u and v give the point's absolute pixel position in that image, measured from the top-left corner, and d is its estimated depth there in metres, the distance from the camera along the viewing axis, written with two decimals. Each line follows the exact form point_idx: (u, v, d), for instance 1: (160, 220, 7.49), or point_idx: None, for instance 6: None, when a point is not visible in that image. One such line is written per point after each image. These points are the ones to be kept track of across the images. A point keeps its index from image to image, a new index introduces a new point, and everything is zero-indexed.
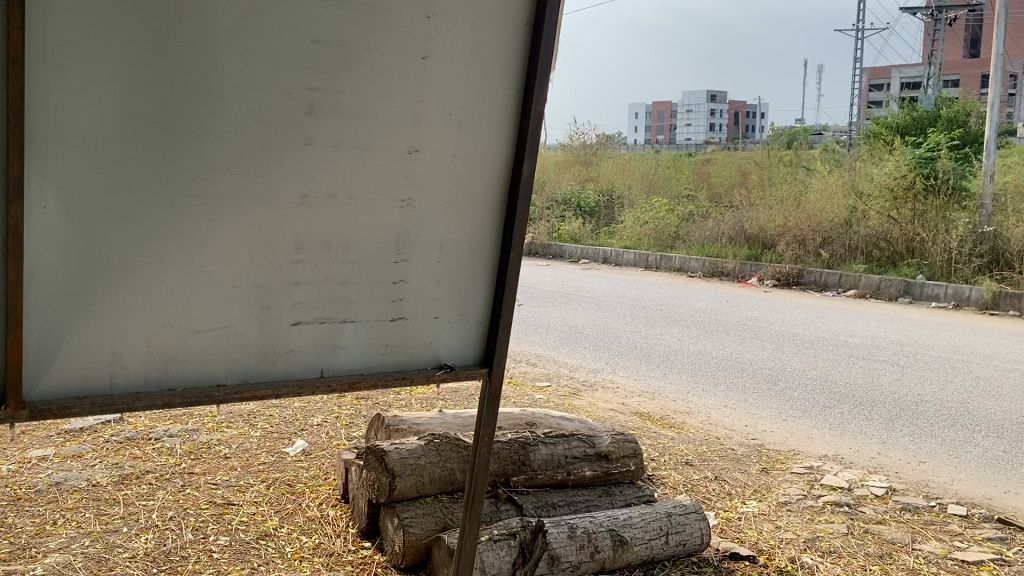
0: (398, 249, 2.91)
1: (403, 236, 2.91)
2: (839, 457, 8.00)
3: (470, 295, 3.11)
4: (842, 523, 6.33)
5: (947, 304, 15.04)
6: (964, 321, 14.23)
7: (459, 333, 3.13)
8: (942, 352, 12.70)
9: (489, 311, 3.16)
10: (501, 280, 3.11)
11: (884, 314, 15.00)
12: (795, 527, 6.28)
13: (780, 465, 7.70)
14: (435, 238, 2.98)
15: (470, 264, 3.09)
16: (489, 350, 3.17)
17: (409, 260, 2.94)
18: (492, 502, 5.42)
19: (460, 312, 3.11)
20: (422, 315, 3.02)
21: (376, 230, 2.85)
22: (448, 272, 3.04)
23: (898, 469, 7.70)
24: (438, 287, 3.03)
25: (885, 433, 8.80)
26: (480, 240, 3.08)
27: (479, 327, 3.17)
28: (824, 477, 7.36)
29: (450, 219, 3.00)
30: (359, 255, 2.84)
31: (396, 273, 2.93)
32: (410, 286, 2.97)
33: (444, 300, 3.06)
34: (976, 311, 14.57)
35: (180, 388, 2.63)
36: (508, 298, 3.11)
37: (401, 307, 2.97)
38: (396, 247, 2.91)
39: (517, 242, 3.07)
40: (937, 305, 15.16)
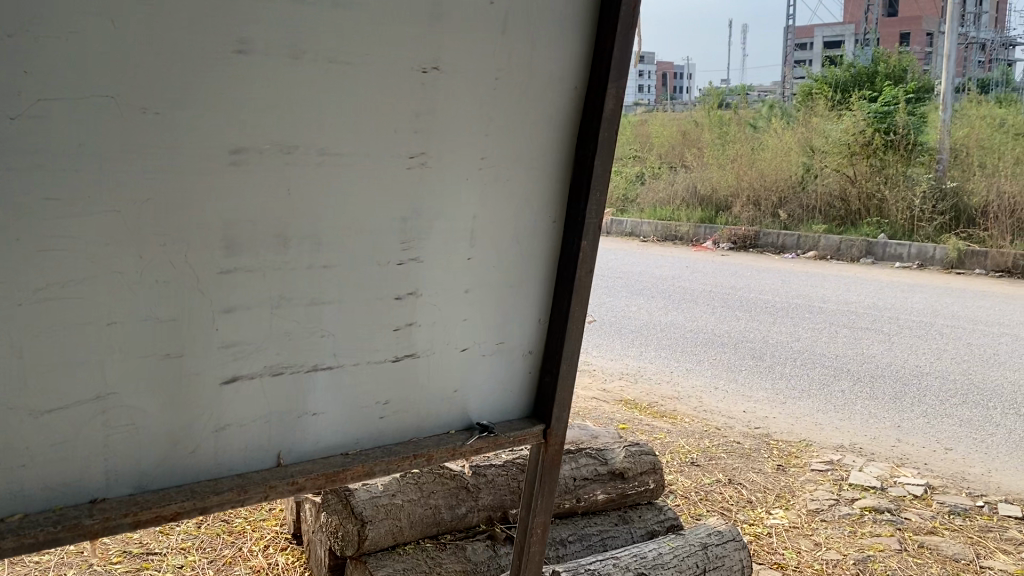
0: (406, 244, 1.71)
1: (417, 219, 1.71)
2: (854, 446, 7.06)
3: (516, 313, 1.94)
4: (892, 536, 5.38)
5: (911, 265, 13.27)
6: (933, 282, 12.49)
7: (498, 373, 1.95)
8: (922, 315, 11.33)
9: (542, 334, 1.99)
10: (564, 287, 1.94)
11: (854, 270, 13.50)
12: (837, 545, 5.30)
13: (797, 462, 6.67)
14: (465, 220, 1.78)
15: (517, 262, 1.89)
16: (542, 396, 2.01)
17: (423, 258, 1.74)
18: (486, 546, 3.68)
19: (502, 339, 1.93)
20: (441, 348, 1.83)
21: (369, 211, 1.64)
22: (483, 276, 1.85)
23: (926, 460, 6.80)
24: (470, 302, 1.84)
25: (896, 415, 7.91)
26: (532, 222, 1.89)
27: (528, 361, 1.99)
28: (852, 474, 6.40)
29: (490, 190, 1.79)
30: (341, 255, 1.63)
31: (405, 284, 1.73)
32: (424, 302, 1.77)
33: (476, 322, 1.87)
34: (940, 271, 12.85)
35: (18, 519, 1.40)
36: (575, 313, 1.96)
37: (409, 336, 1.77)
38: (403, 239, 1.70)
39: (591, 227, 1.90)
40: (899, 266, 13.38)
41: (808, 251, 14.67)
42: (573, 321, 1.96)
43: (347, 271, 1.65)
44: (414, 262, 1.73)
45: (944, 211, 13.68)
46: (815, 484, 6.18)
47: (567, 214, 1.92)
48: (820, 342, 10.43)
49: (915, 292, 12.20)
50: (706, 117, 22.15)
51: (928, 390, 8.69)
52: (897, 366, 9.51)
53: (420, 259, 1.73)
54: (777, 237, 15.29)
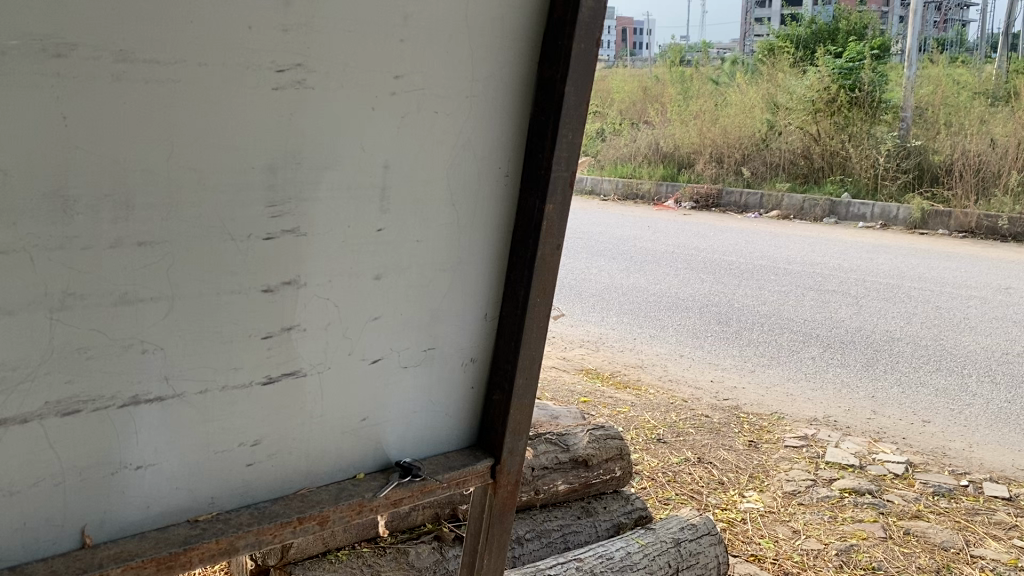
0: (280, 212, 1.13)
1: (295, 172, 1.13)
2: (827, 421, 6.54)
3: (452, 308, 1.37)
4: (874, 523, 4.95)
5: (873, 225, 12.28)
6: (898, 243, 11.55)
7: (426, 391, 1.39)
8: (890, 276, 10.40)
9: (489, 333, 1.43)
10: (520, 270, 1.37)
11: (818, 228, 12.52)
12: (816, 532, 4.86)
13: (771, 440, 6.14)
14: (371, 175, 1.20)
15: (451, 235, 1.32)
16: (489, 421, 1.45)
17: (306, 230, 1.16)
18: (431, 549, 2.81)
19: (432, 343, 1.37)
20: (339, 359, 1.26)
21: (213, 158, 1.06)
22: (400, 255, 1.27)
23: (904, 435, 6.33)
24: (383, 293, 1.27)
25: (870, 387, 7.31)
26: (475, 177, 1.31)
27: (468, 372, 1.43)
28: (827, 452, 5.92)
29: (409, 130, 1.21)
30: (169, 227, 1.05)
31: (276, 273, 1.15)
32: (310, 295, 1.19)
33: (393, 323, 1.30)
34: (903, 232, 11.84)
35: None
36: (537, 307, 1.39)
37: (288, 346, 1.20)
38: (272, 206, 1.12)
39: (559, 185, 1.33)
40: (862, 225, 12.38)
41: (770, 211, 13.54)
42: (532, 318, 1.39)
43: (182, 252, 1.07)
44: (290, 238, 1.15)
45: (907, 172, 12.55)
46: (792, 462, 5.70)
47: (526, 166, 1.34)
48: (787, 306, 9.60)
49: (879, 253, 11.19)
50: (667, 74, 21.22)
51: (898, 359, 8.03)
52: (865, 326, 8.90)
53: (300, 233, 1.16)
54: (740, 195, 14.04)
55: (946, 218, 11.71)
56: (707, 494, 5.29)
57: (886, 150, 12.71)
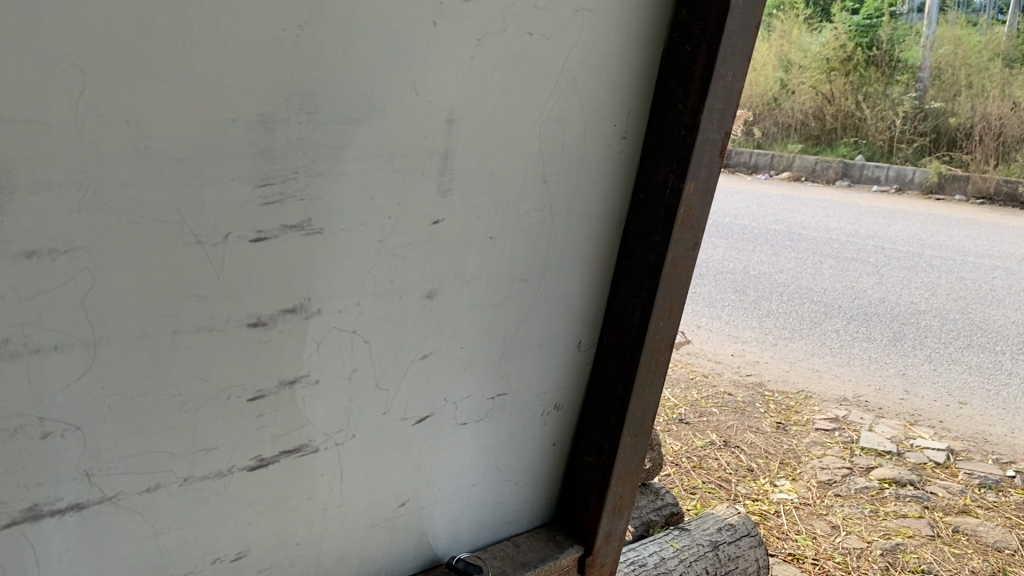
0: (287, 199, 0.68)
1: (312, 131, 0.68)
2: (859, 399, 3.50)
3: (535, 337, 0.92)
4: (920, 519, 2.65)
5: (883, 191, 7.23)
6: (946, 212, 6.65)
7: (487, 455, 0.95)
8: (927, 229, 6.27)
9: (578, 371, 0.98)
10: (637, 281, 0.92)
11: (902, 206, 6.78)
12: (857, 530, 2.59)
13: (802, 420, 3.28)
14: (431, 138, 0.75)
15: (540, 231, 0.87)
16: (576, 491, 1.02)
17: (316, 224, 0.70)
18: None
19: (504, 387, 0.92)
20: (363, 421, 0.81)
21: (172, 106, 0.60)
22: (454, 260, 0.81)
23: (937, 411, 3.43)
24: (438, 319, 0.83)
25: (895, 355, 4.02)
26: (582, 142, 0.86)
27: (548, 426, 0.99)
28: (861, 438, 3.13)
29: (490, 63, 0.75)
30: (98, 228, 0.60)
31: (275, 298, 0.71)
32: (315, 331, 0.74)
33: (449, 362, 0.86)
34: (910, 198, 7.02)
35: None
36: (658, 335, 0.94)
37: (288, 410, 0.75)
38: (270, 189, 0.67)
39: (707, 154, 0.87)
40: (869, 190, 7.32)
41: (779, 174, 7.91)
42: (652, 350, 0.94)
43: (120, 269, 0.62)
44: (297, 245, 0.70)
45: (921, 134, 7.64)
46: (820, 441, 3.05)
47: (656, 125, 0.89)
48: (780, 248, 5.86)
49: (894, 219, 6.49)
50: None
51: (918, 333, 4.32)
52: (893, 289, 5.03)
53: (316, 235, 0.71)
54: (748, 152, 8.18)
55: (968, 182, 6.98)
56: (714, 481, 2.82)
57: (897, 111, 7.79)
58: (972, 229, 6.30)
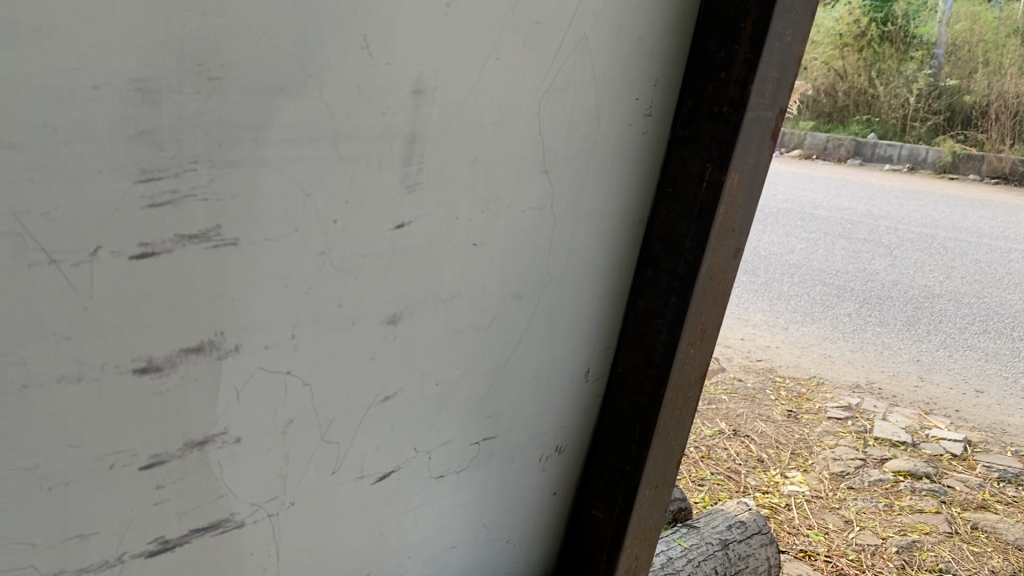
0: (187, 201, 0.49)
1: (222, 107, 0.48)
2: (874, 388, 2.63)
3: (531, 368, 0.73)
4: (938, 515, 1.96)
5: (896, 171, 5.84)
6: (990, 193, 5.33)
7: (470, 511, 0.76)
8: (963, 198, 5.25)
9: (584, 406, 0.79)
10: (661, 297, 0.73)
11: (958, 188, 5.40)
12: (872, 525, 1.90)
13: (811, 406, 2.46)
14: (390, 116, 0.55)
15: (537, 236, 0.67)
16: (581, 548, 0.84)
17: (224, 232, 0.51)
18: None
19: (491, 429, 0.74)
20: (298, 482, 0.62)
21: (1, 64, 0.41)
22: (418, 274, 0.61)
23: (958, 407, 2.55)
24: (405, 350, 0.64)
25: (910, 343, 3.04)
26: (595, 120, 0.66)
27: (547, 472, 0.80)
28: (875, 426, 2.35)
29: (470, 14, 0.56)
30: None
31: (174, 336, 0.52)
32: (224, 373, 0.55)
33: (419, 403, 0.67)
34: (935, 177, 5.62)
35: None
36: (689, 366, 0.75)
37: (199, 474, 0.56)
38: (162, 188, 0.48)
39: (756, 137, 0.67)
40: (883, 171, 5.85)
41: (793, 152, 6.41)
42: (680, 384, 0.75)
43: None
44: (205, 264, 0.51)
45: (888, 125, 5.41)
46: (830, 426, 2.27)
47: (690, 100, 0.69)
48: (791, 228, 4.61)
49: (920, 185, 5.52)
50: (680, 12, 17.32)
51: (938, 322, 3.27)
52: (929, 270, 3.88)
53: (231, 250, 0.52)
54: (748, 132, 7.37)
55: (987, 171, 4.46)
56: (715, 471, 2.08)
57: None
58: (995, 213, 4.99)
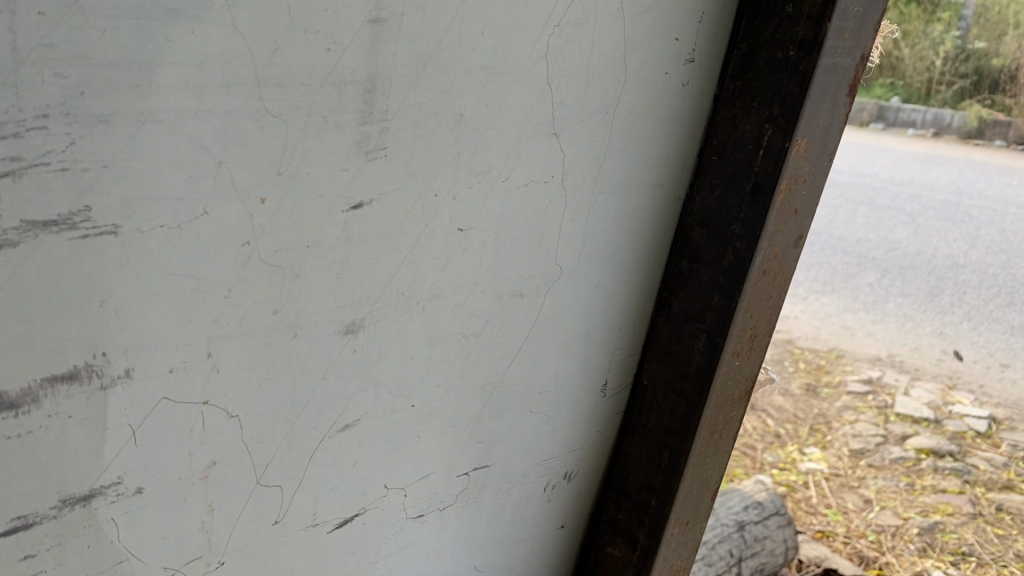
0: (38, 172, 0.34)
1: (83, 38, 0.33)
2: (895, 361, 2.20)
3: (534, 382, 0.58)
4: (962, 496, 1.68)
5: None
6: None
7: (459, 552, 0.62)
8: None
9: (598, 425, 0.65)
10: (701, 296, 0.58)
11: None
12: (892, 505, 1.62)
13: (829, 377, 2.10)
14: (340, 53, 0.40)
15: (542, 217, 0.52)
16: None
17: (98, 218, 0.36)
18: None
19: (484, 455, 0.59)
20: (224, 536, 0.47)
21: None
22: (379, 266, 0.46)
23: (987, 384, 2.11)
24: (368, 366, 0.49)
25: (935, 313, 2.44)
26: (620, 69, 0.50)
27: (554, 502, 0.66)
28: (897, 399, 2.00)
29: None
30: None
31: (33, 359, 0.37)
32: (107, 404, 0.40)
33: (388, 429, 0.52)
34: None
35: None
36: (733, 380, 0.60)
37: (85, 536, 0.42)
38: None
39: (830, 92, 0.52)
40: None
41: None
42: (721, 403, 0.60)
43: None
44: (74, 263, 0.36)
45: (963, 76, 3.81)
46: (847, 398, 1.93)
47: (743, 44, 0.54)
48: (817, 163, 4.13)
49: None
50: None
51: (967, 289, 2.59)
52: (970, 220, 3.06)
53: (111, 242, 0.37)
54: None
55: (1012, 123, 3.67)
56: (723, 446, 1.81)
57: (940, 46, 3.72)
58: None
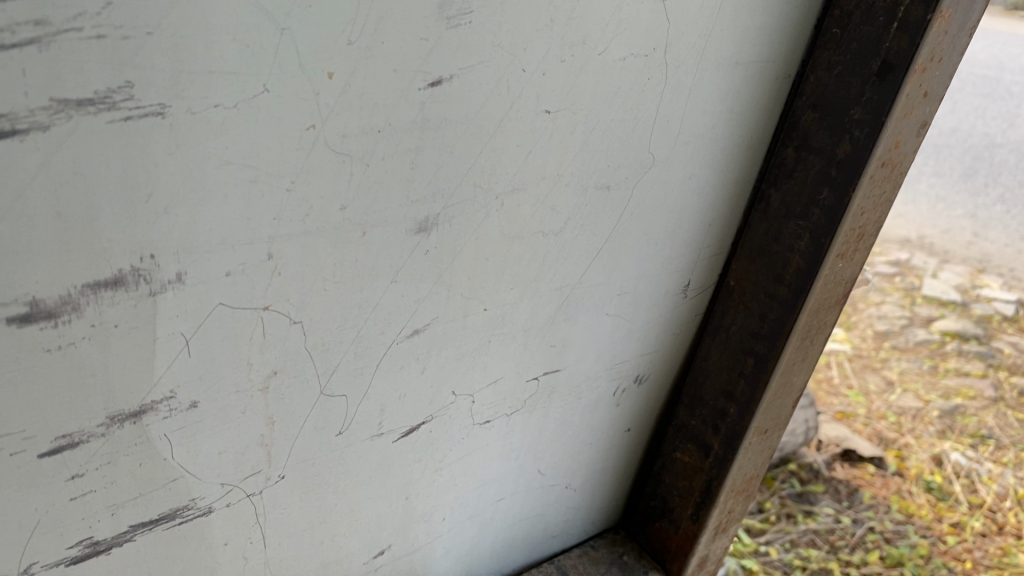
0: (69, 40, 0.27)
1: None
2: (928, 243, 2.12)
3: (614, 282, 0.53)
4: (985, 380, 1.60)
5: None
6: None
7: (524, 458, 0.58)
8: None
9: (673, 327, 0.60)
10: (807, 190, 0.52)
11: None
12: (913, 388, 1.54)
13: None
14: None
15: (638, 98, 0.45)
16: (659, 494, 0.67)
17: (138, 98, 0.30)
18: None
19: (556, 361, 0.54)
20: (281, 451, 0.43)
21: None
22: (449, 154, 0.40)
23: (1017, 268, 2.03)
24: (442, 266, 0.44)
25: (968, 195, 2.28)
26: None
27: (622, 407, 0.62)
28: (923, 283, 1.92)
29: None
30: None
31: (73, 263, 0.31)
32: (151, 313, 0.35)
33: (460, 335, 0.47)
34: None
35: None
36: (833, 283, 0.54)
37: (133, 455, 0.38)
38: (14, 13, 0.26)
39: None
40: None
41: None
42: (818, 308, 0.55)
43: None
44: (115, 151, 0.30)
45: None
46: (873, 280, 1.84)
47: None
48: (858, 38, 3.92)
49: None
50: None
51: None
52: None
53: (159, 126, 0.31)
54: None
55: None
56: None
57: None
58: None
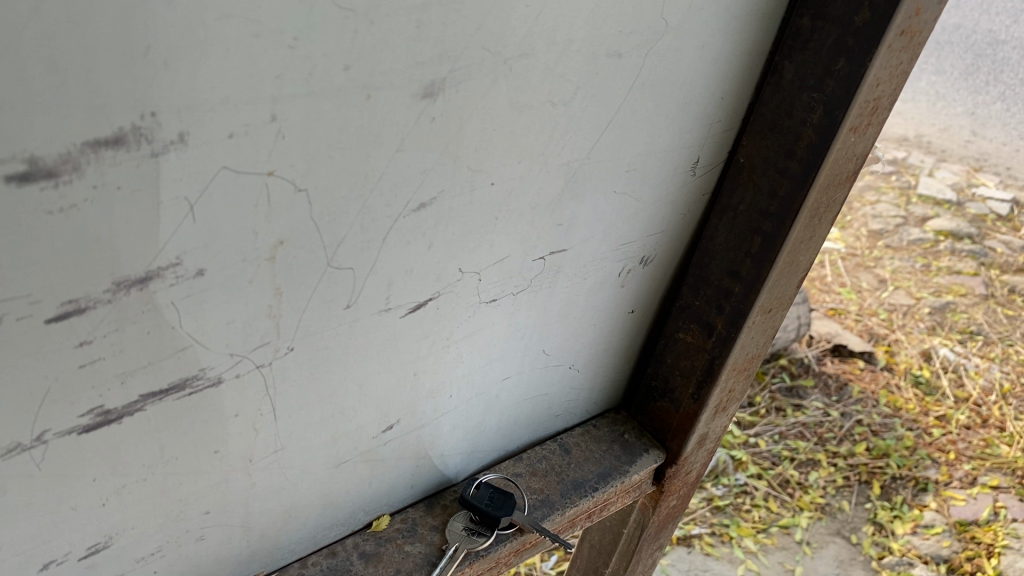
0: None
1: None
2: None
3: (622, 158, 0.52)
4: (976, 278, 1.92)
5: None
6: None
7: (530, 336, 0.58)
8: None
9: (680, 208, 0.59)
10: (822, 60, 0.50)
11: None
12: (906, 286, 1.89)
13: None
14: None
15: None
16: (661, 374, 0.68)
17: None
18: None
19: (562, 239, 0.54)
20: (290, 328, 0.43)
21: None
22: (455, 24, 0.39)
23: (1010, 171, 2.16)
24: (450, 134, 0.42)
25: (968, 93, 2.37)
26: None
27: (627, 288, 0.62)
28: (921, 181, 2.16)
29: None
30: None
31: (72, 118, 0.30)
32: (157, 177, 0.34)
33: (468, 210, 0.47)
34: None
35: None
36: (844, 159, 0.53)
37: (140, 323, 0.37)
38: None
39: None
40: None
41: None
42: (828, 185, 0.54)
43: None
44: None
45: None
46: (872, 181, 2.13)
47: None
48: None
49: None
50: None
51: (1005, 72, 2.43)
52: None
53: None
54: None
55: None
56: None
57: None
58: None
